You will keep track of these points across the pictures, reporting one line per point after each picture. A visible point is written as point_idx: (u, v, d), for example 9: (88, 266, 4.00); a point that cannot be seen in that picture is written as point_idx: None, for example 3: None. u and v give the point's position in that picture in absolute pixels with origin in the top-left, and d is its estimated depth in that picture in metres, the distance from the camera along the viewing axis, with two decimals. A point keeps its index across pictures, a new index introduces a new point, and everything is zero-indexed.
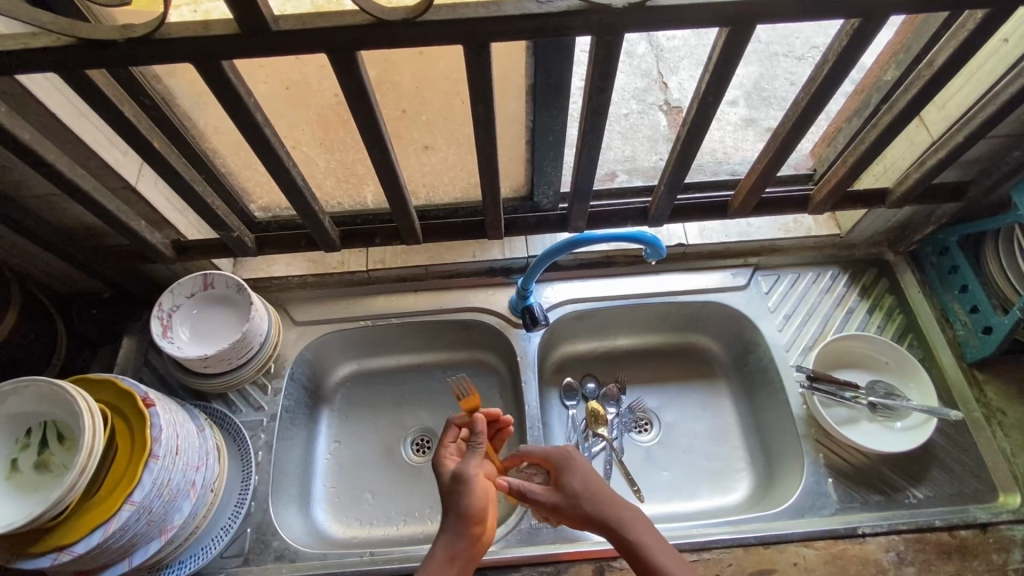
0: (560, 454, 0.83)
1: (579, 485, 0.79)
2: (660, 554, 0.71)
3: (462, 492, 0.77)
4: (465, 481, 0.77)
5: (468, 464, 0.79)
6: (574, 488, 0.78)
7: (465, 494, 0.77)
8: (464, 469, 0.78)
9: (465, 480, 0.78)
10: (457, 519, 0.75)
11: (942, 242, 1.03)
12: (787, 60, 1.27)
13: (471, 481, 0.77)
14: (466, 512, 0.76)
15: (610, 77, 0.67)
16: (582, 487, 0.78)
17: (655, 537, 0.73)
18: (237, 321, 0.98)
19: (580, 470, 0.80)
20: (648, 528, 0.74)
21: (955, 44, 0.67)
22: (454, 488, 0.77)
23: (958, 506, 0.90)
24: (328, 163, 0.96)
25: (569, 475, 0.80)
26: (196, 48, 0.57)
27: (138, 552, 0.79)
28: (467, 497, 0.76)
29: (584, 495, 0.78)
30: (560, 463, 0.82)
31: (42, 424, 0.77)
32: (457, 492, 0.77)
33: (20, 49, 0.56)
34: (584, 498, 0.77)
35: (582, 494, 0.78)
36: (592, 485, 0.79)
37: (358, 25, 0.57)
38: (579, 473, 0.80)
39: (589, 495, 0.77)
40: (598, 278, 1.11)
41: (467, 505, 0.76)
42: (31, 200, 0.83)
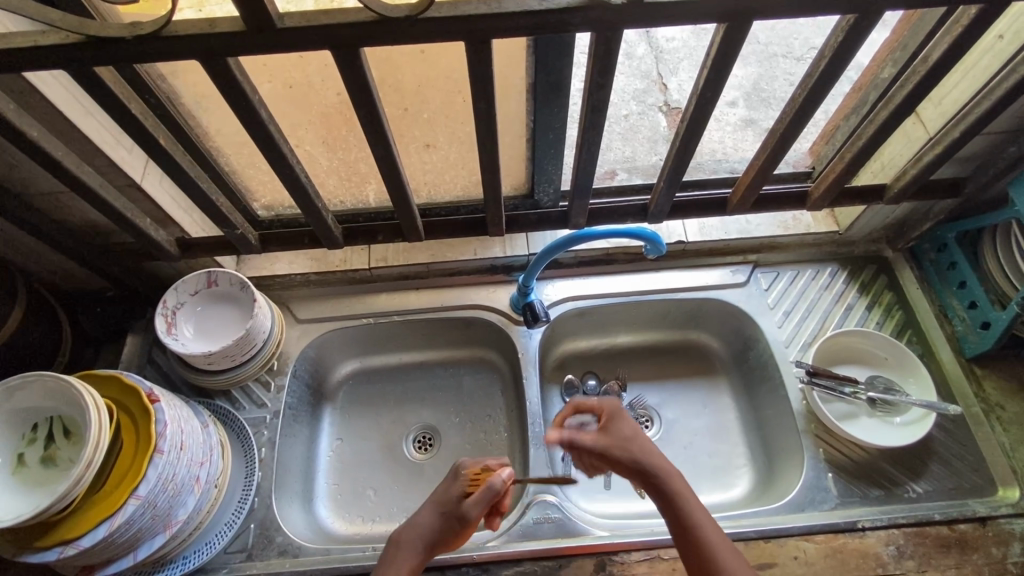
0: (616, 408, 0.86)
1: (625, 431, 0.82)
2: (695, 509, 0.73)
3: (455, 527, 0.76)
4: (465, 521, 0.76)
5: (478, 508, 0.76)
6: (621, 435, 0.81)
7: (456, 526, 0.77)
8: (472, 512, 0.76)
9: (464, 520, 0.76)
10: (436, 540, 0.76)
11: (940, 238, 1.04)
12: (787, 61, 1.29)
13: (467, 524, 0.77)
14: (445, 539, 0.77)
15: (610, 73, 0.68)
16: (632, 436, 0.81)
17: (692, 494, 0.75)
18: (241, 318, 0.99)
19: (630, 424, 0.83)
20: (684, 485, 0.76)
21: (951, 40, 0.68)
22: (452, 522, 0.76)
23: (958, 499, 0.90)
24: (331, 161, 0.97)
25: (621, 423, 0.83)
26: (202, 45, 0.58)
27: (142, 546, 0.79)
28: (457, 530, 0.77)
29: (630, 440, 0.81)
30: (615, 417, 0.84)
31: (48, 419, 0.78)
32: (453, 524, 0.76)
33: (29, 46, 0.57)
34: (629, 444, 0.80)
35: (629, 441, 0.80)
36: (639, 438, 0.81)
37: (362, 22, 0.58)
38: (630, 426, 0.83)
39: (636, 444, 0.80)
40: (598, 275, 1.12)
41: (452, 534, 0.77)
42: (38, 198, 0.84)
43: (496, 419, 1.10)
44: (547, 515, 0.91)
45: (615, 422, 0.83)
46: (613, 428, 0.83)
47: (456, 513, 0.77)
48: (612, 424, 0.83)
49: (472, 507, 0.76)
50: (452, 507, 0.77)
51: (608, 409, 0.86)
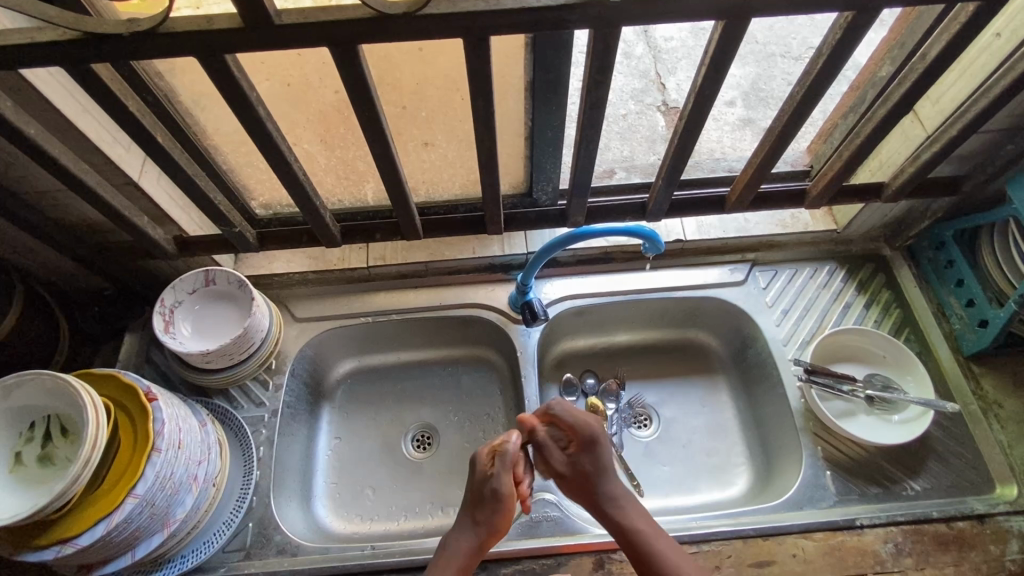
0: (590, 431, 0.83)
1: (592, 463, 0.82)
2: (658, 541, 0.76)
3: (493, 508, 0.78)
4: (499, 498, 0.78)
5: (503, 479, 0.79)
6: (586, 466, 0.82)
7: (494, 508, 0.78)
8: (500, 486, 0.78)
9: (498, 497, 0.78)
10: (482, 529, 0.78)
11: (938, 236, 1.04)
12: (784, 60, 1.30)
13: (502, 500, 0.78)
14: (490, 525, 0.78)
15: (608, 71, 0.68)
16: (600, 467, 0.81)
17: (653, 525, 0.78)
18: (238, 317, 0.99)
19: (600, 452, 0.82)
20: (646, 518, 0.79)
21: (949, 37, 0.68)
22: (487, 504, 0.78)
23: (956, 497, 0.91)
24: (329, 159, 0.97)
25: (592, 455, 0.82)
26: (200, 42, 0.58)
27: (140, 545, 0.79)
28: (495, 510, 0.78)
29: (595, 473, 0.81)
30: (586, 441, 0.82)
31: (45, 418, 0.78)
32: (490, 507, 0.78)
33: (25, 43, 0.57)
34: (593, 477, 0.81)
35: (593, 473, 0.81)
36: (606, 466, 0.82)
37: (361, 19, 0.58)
38: (599, 456, 0.82)
39: (603, 476, 0.81)
40: (596, 273, 1.12)
41: (495, 517, 0.78)
42: (35, 196, 0.84)
43: (495, 417, 1.10)
44: (545, 513, 0.91)
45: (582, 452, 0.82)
46: (579, 457, 0.82)
47: (486, 495, 0.79)
48: (580, 452, 0.83)
49: (497, 481, 0.79)
50: (480, 495, 0.79)
51: (579, 431, 0.83)
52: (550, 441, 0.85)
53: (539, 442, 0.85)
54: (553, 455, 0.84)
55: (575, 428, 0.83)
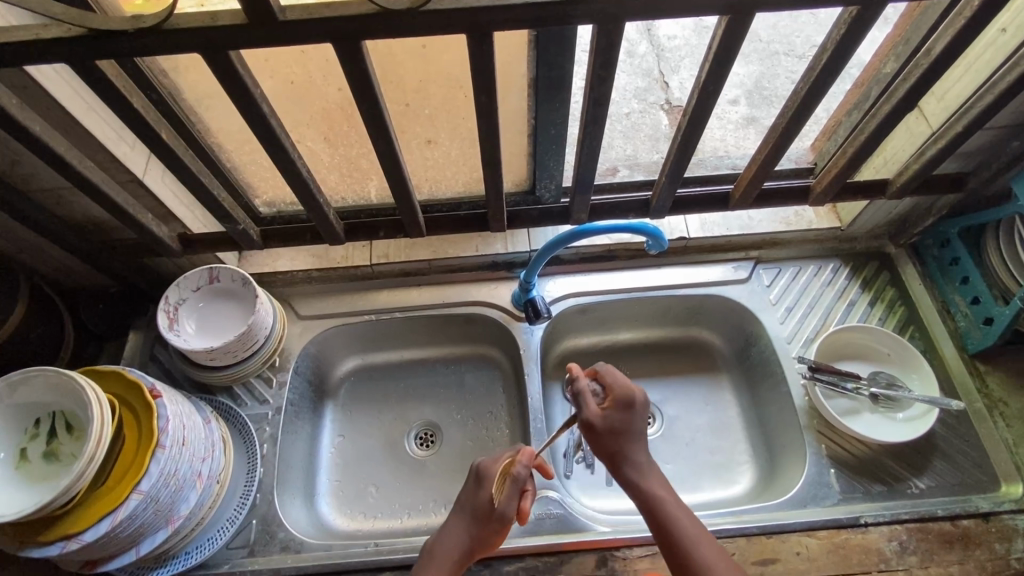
0: (630, 394, 0.81)
1: (625, 425, 0.80)
2: (679, 513, 0.75)
3: (495, 530, 0.78)
4: (504, 522, 0.78)
5: (512, 505, 0.78)
6: (620, 426, 0.80)
7: (496, 530, 0.78)
8: (507, 511, 0.77)
9: (501, 520, 0.78)
10: (476, 544, 0.78)
11: (942, 234, 1.03)
12: (788, 59, 1.29)
13: (504, 524, 0.78)
14: (485, 543, 0.79)
15: (612, 66, 0.68)
16: (633, 431, 0.80)
17: (675, 497, 0.78)
18: (242, 315, 0.99)
19: (636, 417, 0.81)
20: (667, 489, 0.78)
21: (953, 32, 0.67)
22: (488, 525, 0.78)
23: (960, 495, 0.90)
24: (332, 158, 0.97)
25: (625, 415, 0.80)
26: (204, 39, 0.58)
27: (145, 542, 0.79)
28: (494, 532, 0.78)
29: (627, 434, 0.80)
30: (626, 402, 0.81)
31: (50, 414, 0.78)
32: (492, 528, 0.78)
33: (31, 40, 0.57)
34: (622, 440, 0.79)
35: (622, 435, 0.79)
36: (638, 431, 0.80)
37: (364, 15, 0.58)
38: (635, 421, 0.80)
39: (632, 440, 0.80)
40: (600, 271, 1.11)
41: (492, 537, 0.78)
42: (40, 194, 0.84)
43: (498, 415, 1.10)
44: (548, 510, 0.91)
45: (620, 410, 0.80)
46: (617, 415, 0.80)
47: (490, 517, 0.78)
48: (616, 411, 0.80)
49: (505, 504, 0.78)
50: (484, 513, 0.78)
51: (618, 392, 0.82)
52: (586, 394, 0.82)
53: (577, 392, 0.82)
54: (588, 406, 0.81)
55: (618, 388, 0.82)
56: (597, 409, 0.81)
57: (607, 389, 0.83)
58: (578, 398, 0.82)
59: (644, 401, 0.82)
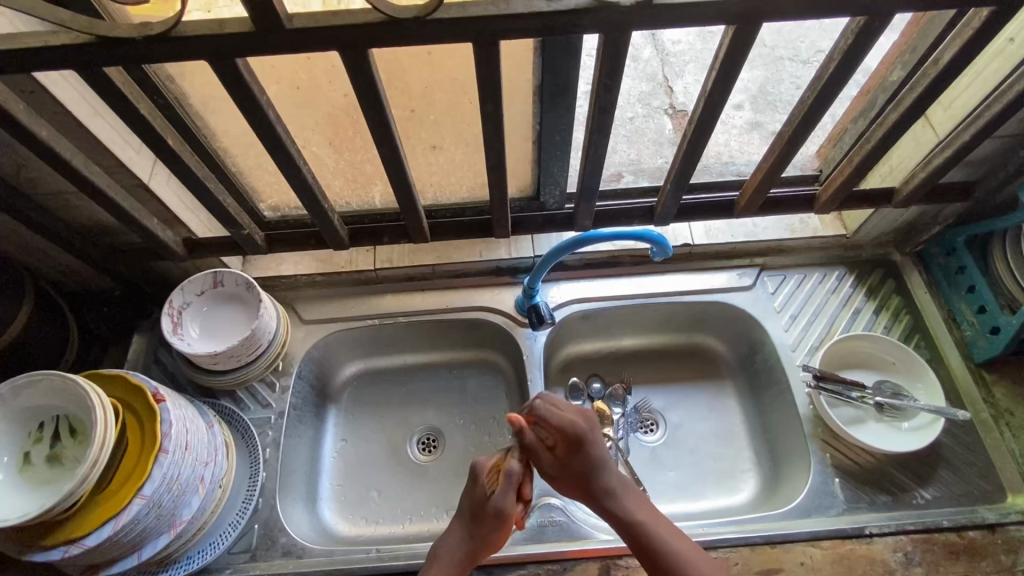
0: (578, 431, 0.81)
1: (583, 463, 0.81)
2: (659, 530, 0.77)
3: (494, 527, 0.77)
4: (502, 518, 0.77)
5: (508, 499, 0.77)
6: (577, 466, 0.81)
7: (497, 526, 0.78)
8: (503, 507, 0.77)
9: (497, 517, 0.77)
10: (477, 540, 0.78)
11: (949, 242, 1.03)
12: (794, 64, 1.28)
13: (502, 521, 0.77)
14: (486, 540, 0.78)
15: (617, 75, 0.68)
16: (594, 463, 0.81)
17: (650, 515, 0.79)
18: (246, 319, 0.99)
19: (590, 450, 0.81)
20: (643, 508, 0.80)
21: (961, 43, 0.67)
22: (486, 521, 0.77)
23: (966, 506, 0.90)
24: (337, 162, 0.97)
25: (580, 454, 0.80)
26: (212, 45, 0.58)
27: (147, 546, 0.79)
28: (493, 528, 0.78)
29: (590, 470, 0.80)
30: (574, 440, 0.80)
31: (54, 417, 0.78)
32: (489, 525, 0.78)
33: (40, 47, 0.57)
34: (586, 475, 0.81)
35: (587, 472, 0.81)
36: (598, 461, 0.81)
37: (371, 24, 0.58)
38: (591, 453, 0.81)
39: (597, 471, 0.81)
40: (604, 277, 1.11)
41: (491, 533, 0.78)
42: (45, 198, 0.84)
43: (501, 421, 1.09)
44: (550, 517, 0.90)
45: (571, 453, 0.80)
46: (570, 457, 0.81)
47: (485, 514, 0.78)
48: (569, 452, 0.81)
49: (500, 500, 0.77)
50: (481, 508, 0.78)
51: (564, 433, 0.81)
52: (537, 443, 0.82)
53: (524, 445, 0.82)
54: (542, 458, 0.82)
55: (562, 430, 0.81)
56: (552, 456, 0.82)
57: (552, 432, 0.82)
58: (529, 451, 0.82)
59: (592, 428, 0.82)
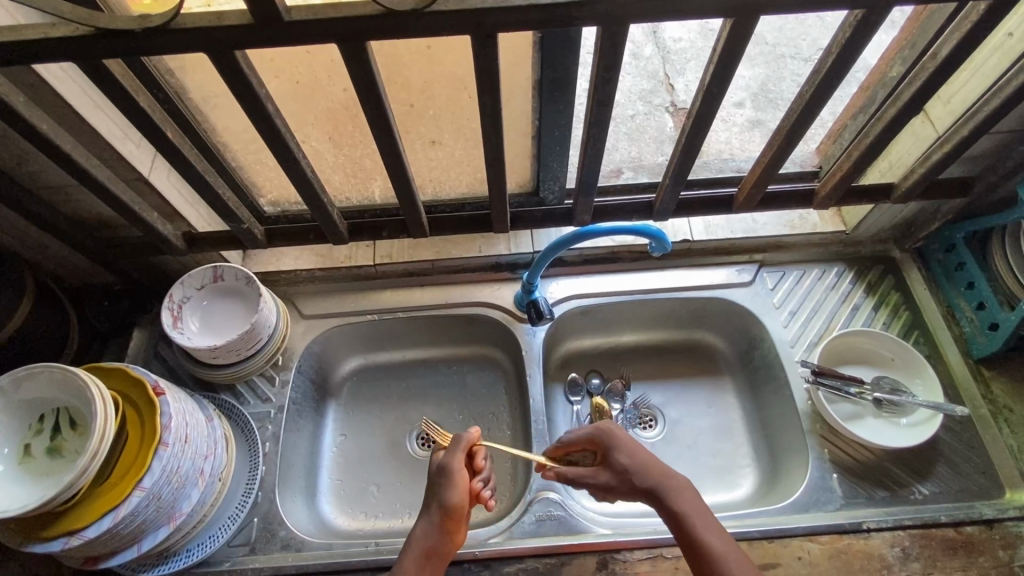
0: (608, 433, 0.81)
1: (625, 458, 0.78)
2: (707, 526, 0.70)
3: (445, 489, 0.77)
4: (448, 476, 0.77)
5: (454, 458, 0.79)
6: (621, 465, 0.78)
7: (448, 488, 0.77)
8: (448, 466, 0.78)
9: (446, 475, 0.78)
10: (435, 507, 0.77)
11: (948, 239, 1.03)
12: (794, 62, 1.29)
13: (450, 476, 0.77)
14: (443, 503, 0.76)
15: (615, 68, 0.68)
16: (632, 460, 0.78)
17: (705, 513, 0.72)
18: (246, 314, 0.99)
19: (628, 448, 0.79)
20: (697, 503, 0.73)
21: (959, 37, 0.67)
22: (438, 483, 0.78)
23: (964, 502, 0.90)
24: (336, 157, 0.97)
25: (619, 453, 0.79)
26: (211, 38, 0.58)
27: (146, 538, 0.80)
28: (445, 488, 0.77)
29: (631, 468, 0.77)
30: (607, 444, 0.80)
31: (54, 410, 0.79)
32: (440, 490, 0.77)
33: (40, 38, 0.57)
34: (632, 474, 0.77)
35: (632, 469, 0.77)
36: (639, 461, 0.78)
37: (369, 16, 0.58)
38: (629, 450, 0.79)
39: (638, 469, 0.77)
40: (603, 273, 1.11)
41: (446, 493, 0.76)
42: (46, 191, 0.85)
43: (499, 417, 1.10)
44: (549, 512, 0.91)
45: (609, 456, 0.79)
46: (612, 458, 0.79)
47: (435, 477, 0.79)
48: (610, 456, 0.79)
49: (444, 460, 0.79)
50: (432, 475, 0.80)
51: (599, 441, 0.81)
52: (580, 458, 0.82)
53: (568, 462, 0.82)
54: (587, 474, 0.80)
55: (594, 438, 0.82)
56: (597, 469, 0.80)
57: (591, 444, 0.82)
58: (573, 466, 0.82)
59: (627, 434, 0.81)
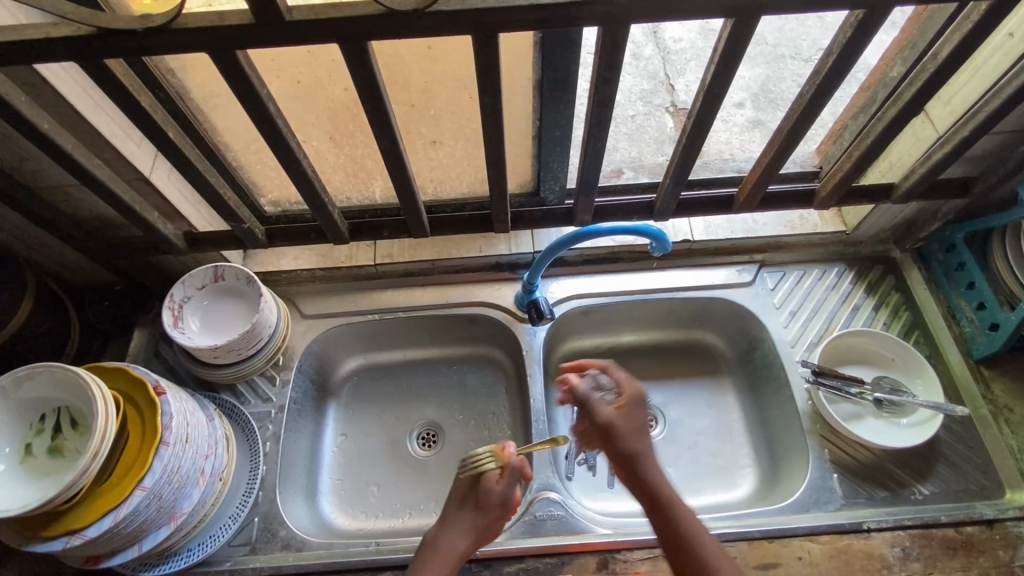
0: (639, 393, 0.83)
1: (639, 424, 0.81)
2: (686, 514, 0.75)
3: (498, 515, 0.79)
4: (505, 504, 0.79)
5: (513, 488, 0.79)
6: (634, 427, 0.80)
7: (501, 514, 0.79)
8: (507, 495, 0.79)
9: (502, 505, 0.79)
10: (482, 530, 0.79)
11: (948, 239, 1.03)
12: (794, 62, 1.29)
13: (505, 508, 0.79)
14: (489, 526, 0.79)
15: (616, 68, 0.68)
16: (640, 429, 0.80)
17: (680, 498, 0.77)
18: (246, 313, 0.99)
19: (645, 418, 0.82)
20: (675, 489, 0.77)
21: (960, 36, 0.67)
22: (494, 509, 0.78)
23: (965, 502, 0.90)
24: (337, 158, 0.98)
25: (638, 411, 0.81)
26: (213, 38, 0.59)
27: (147, 538, 0.80)
28: (498, 518, 0.79)
29: (636, 432, 0.80)
30: (635, 399, 0.82)
31: (56, 410, 0.79)
32: (493, 515, 0.79)
33: (41, 38, 0.57)
34: (637, 443, 0.79)
35: (641, 432, 0.80)
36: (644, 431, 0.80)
37: (370, 16, 0.58)
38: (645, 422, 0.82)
39: (639, 437, 0.79)
40: (603, 272, 1.11)
41: (496, 520, 0.79)
42: (48, 191, 0.85)
43: (500, 416, 1.10)
44: (549, 512, 0.91)
45: (634, 410, 0.81)
46: (629, 415, 0.81)
47: (489, 505, 0.78)
48: (628, 411, 0.81)
49: (505, 489, 0.79)
50: (485, 501, 0.78)
51: (627, 391, 0.83)
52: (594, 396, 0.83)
53: (580, 394, 0.83)
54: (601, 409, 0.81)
55: (628, 387, 0.83)
56: (609, 410, 0.81)
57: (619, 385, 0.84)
58: (583, 398, 0.83)
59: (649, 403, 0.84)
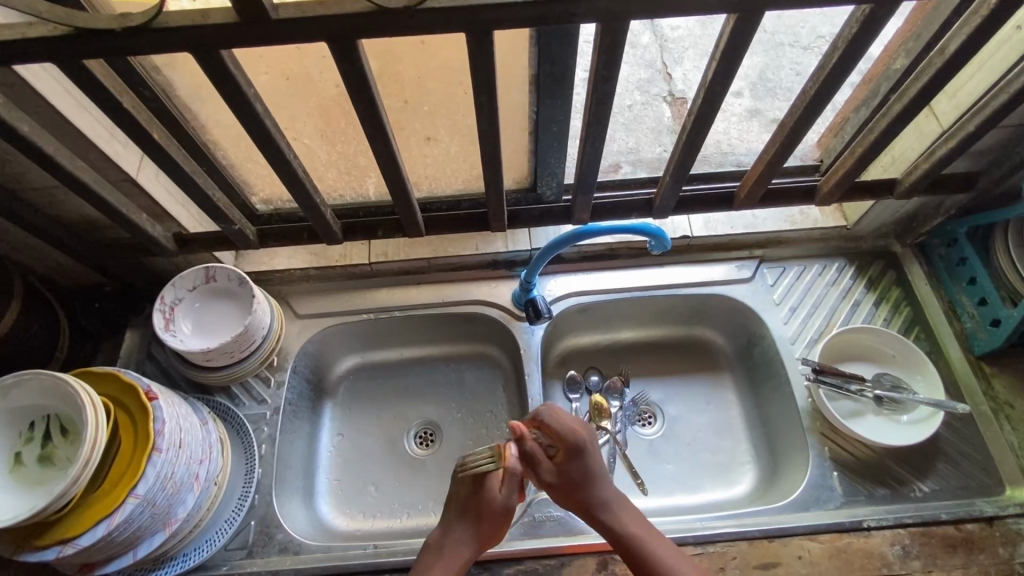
0: (576, 440, 0.83)
1: (581, 472, 0.82)
2: (655, 545, 0.78)
3: (499, 523, 0.81)
4: (505, 510, 0.82)
5: (513, 492, 0.82)
6: (577, 476, 0.82)
7: (501, 520, 0.82)
8: (508, 502, 0.82)
9: (504, 511, 0.82)
10: (484, 535, 0.81)
11: (951, 233, 1.01)
12: (793, 50, 1.23)
13: (507, 514, 0.82)
14: (491, 533, 0.81)
15: (615, 66, 0.66)
16: (590, 474, 0.82)
17: (646, 527, 0.80)
18: (239, 315, 0.98)
19: (588, 460, 0.83)
20: (639, 521, 0.81)
21: (968, 31, 0.65)
22: (497, 517, 0.81)
23: (965, 499, 0.89)
24: (329, 155, 0.95)
25: (579, 464, 0.82)
26: (196, 37, 0.56)
27: (142, 544, 0.79)
28: (501, 522, 0.82)
29: (586, 482, 0.82)
30: (574, 450, 0.82)
31: (45, 417, 0.77)
32: (495, 521, 0.81)
33: (16, 39, 0.55)
34: (583, 487, 0.82)
35: (591, 479, 0.82)
36: (594, 473, 0.82)
37: (359, 13, 0.56)
38: (588, 463, 0.82)
39: (592, 483, 0.82)
40: (601, 270, 1.10)
41: (499, 526, 0.82)
42: (31, 193, 0.83)
43: (498, 415, 1.09)
44: (546, 513, 0.90)
45: (570, 462, 0.82)
46: (569, 466, 0.82)
47: (492, 508, 0.81)
48: (569, 462, 0.82)
49: (507, 496, 0.82)
50: (487, 509, 0.81)
51: (567, 441, 0.83)
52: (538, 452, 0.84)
53: (527, 452, 0.83)
54: (542, 467, 0.83)
55: (562, 437, 0.83)
56: (551, 466, 0.83)
57: (553, 439, 0.84)
58: (530, 459, 0.83)
59: (591, 439, 0.84)
